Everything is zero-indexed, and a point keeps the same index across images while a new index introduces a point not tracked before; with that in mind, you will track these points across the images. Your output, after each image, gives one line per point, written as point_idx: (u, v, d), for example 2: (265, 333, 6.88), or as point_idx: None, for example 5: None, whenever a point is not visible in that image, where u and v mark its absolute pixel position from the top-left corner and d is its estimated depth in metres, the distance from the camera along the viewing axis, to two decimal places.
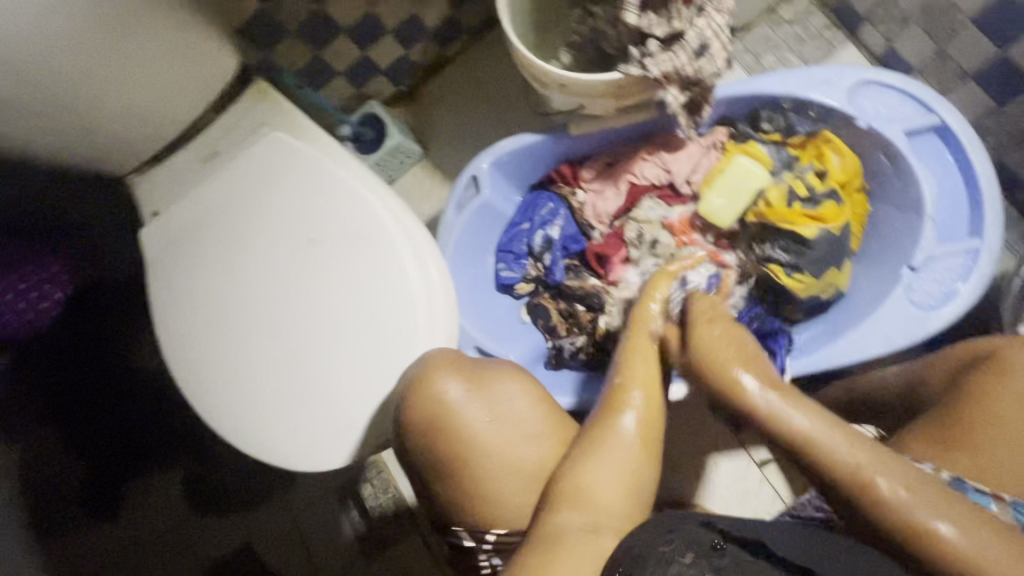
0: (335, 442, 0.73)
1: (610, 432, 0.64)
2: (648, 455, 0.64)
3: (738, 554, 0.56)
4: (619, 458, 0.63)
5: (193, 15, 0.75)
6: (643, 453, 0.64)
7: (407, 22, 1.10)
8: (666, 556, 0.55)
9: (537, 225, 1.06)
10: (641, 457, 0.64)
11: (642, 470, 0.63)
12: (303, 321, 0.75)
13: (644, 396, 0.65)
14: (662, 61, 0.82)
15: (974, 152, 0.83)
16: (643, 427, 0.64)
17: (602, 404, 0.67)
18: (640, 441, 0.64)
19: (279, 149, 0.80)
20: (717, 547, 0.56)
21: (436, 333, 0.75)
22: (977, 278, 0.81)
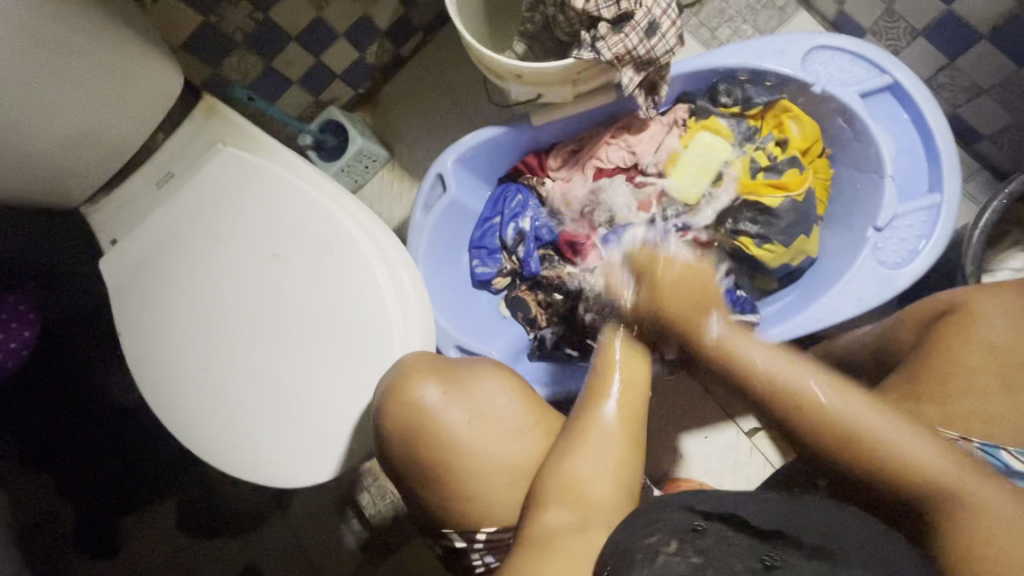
0: (315, 454, 0.73)
1: (595, 423, 0.61)
2: (631, 444, 0.61)
3: (719, 532, 0.51)
4: (606, 448, 0.60)
5: (134, 37, 0.75)
6: (629, 440, 0.61)
7: (358, 24, 1.13)
8: (652, 548, 0.50)
9: (507, 218, 1.05)
10: (629, 443, 0.61)
11: (630, 456, 0.61)
12: (273, 336, 0.76)
13: (625, 380, 0.62)
14: (614, 43, 0.79)
15: (928, 108, 0.83)
16: (628, 413, 0.62)
17: (586, 393, 0.63)
18: (625, 427, 0.61)
19: (233, 166, 0.80)
20: (696, 529, 0.51)
21: (409, 337, 0.73)
22: (940, 233, 0.80)
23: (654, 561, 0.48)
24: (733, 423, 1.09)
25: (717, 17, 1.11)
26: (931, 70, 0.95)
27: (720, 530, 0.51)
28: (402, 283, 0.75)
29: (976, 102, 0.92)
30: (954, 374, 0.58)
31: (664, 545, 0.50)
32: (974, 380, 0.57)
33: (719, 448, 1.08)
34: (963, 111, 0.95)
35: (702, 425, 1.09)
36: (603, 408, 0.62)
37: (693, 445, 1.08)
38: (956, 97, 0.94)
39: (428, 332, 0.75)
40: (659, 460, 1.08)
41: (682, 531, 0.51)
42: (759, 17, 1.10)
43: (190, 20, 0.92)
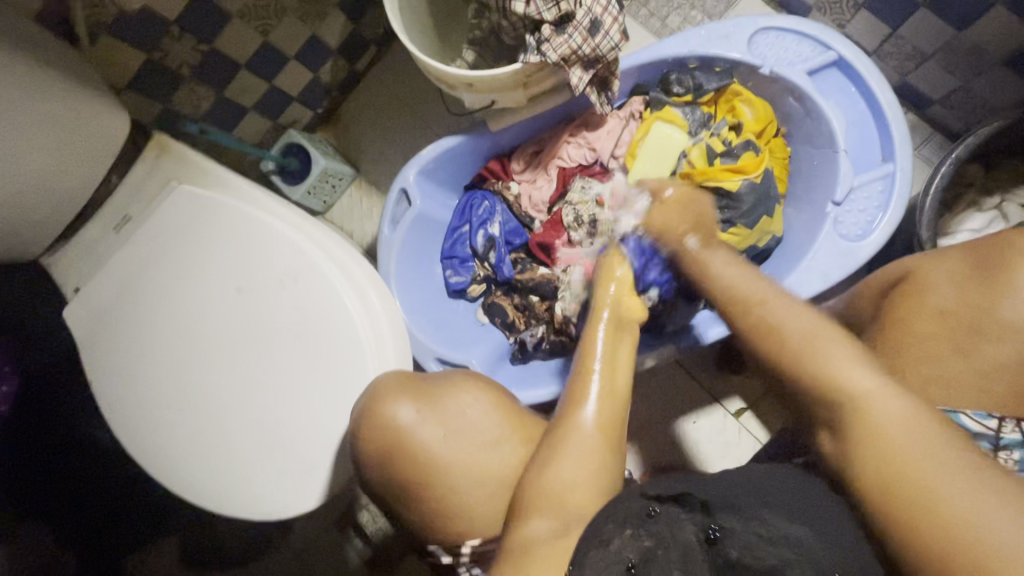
0: (301, 483, 0.73)
1: (574, 432, 0.59)
2: (610, 445, 0.59)
3: (671, 515, 0.51)
4: (586, 455, 0.58)
5: (71, 85, 0.73)
6: (609, 446, 0.59)
7: (308, 44, 1.12)
8: (605, 535, 0.51)
9: (476, 226, 1.05)
10: (608, 451, 0.59)
11: (612, 463, 0.59)
12: (250, 370, 0.75)
13: (605, 383, 0.60)
14: (558, 44, 0.79)
15: (874, 79, 0.84)
16: (607, 417, 0.60)
17: (566, 400, 0.61)
18: (605, 436, 0.59)
19: (189, 202, 0.79)
20: (651, 514, 0.52)
21: (384, 356, 0.73)
22: (897, 202, 0.82)
23: (607, 545, 0.50)
24: (719, 405, 1.10)
25: (667, 7, 1.12)
26: (877, 41, 0.96)
27: (675, 513, 0.52)
28: (372, 306, 0.74)
29: (923, 68, 0.93)
30: (910, 341, 0.59)
31: (619, 529, 0.51)
32: (928, 345, 0.58)
33: (708, 431, 1.09)
34: (911, 78, 0.97)
35: (688, 410, 1.10)
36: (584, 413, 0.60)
37: (681, 432, 1.09)
38: (903, 65, 0.96)
39: (402, 350, 0.75)
40: (646, 448, 1.09)
41: (637, 515, 0.52)
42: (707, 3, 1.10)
43: (134, 59, 0.91)
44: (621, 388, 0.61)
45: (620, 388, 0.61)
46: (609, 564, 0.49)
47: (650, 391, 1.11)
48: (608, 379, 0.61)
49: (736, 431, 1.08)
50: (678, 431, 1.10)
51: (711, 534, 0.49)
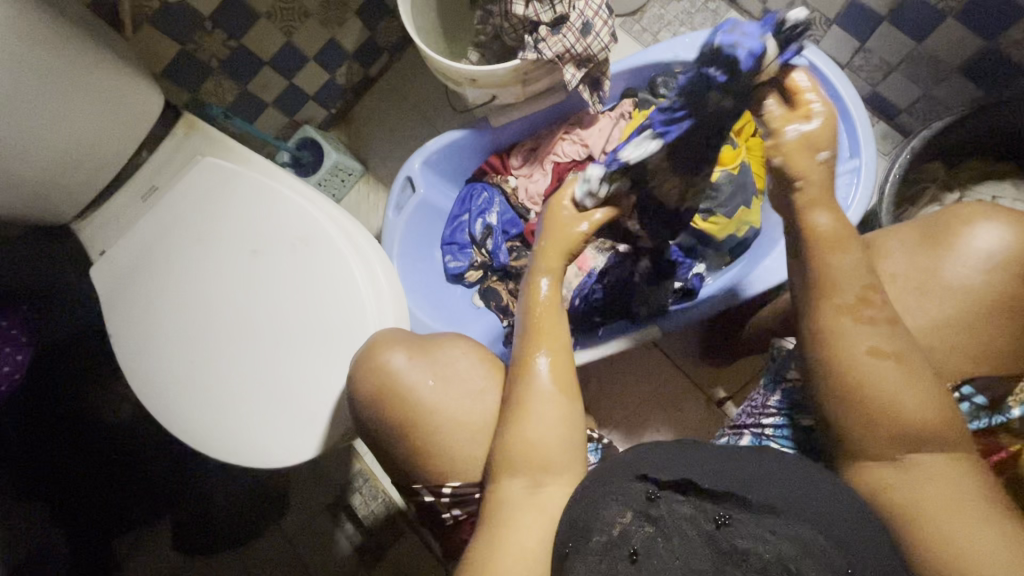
0: (300, 433, 0.78)
1: (530, 380, 0.64)
2: (568, 396, 0.64)
3: (672, 500, 0.56)
4: (548, 409, 0.63)
5: (116, 65, 0.82)
6: (566, 399, 0.64)
7: (327, 46, 1.21)
8: (608, 519, 0.55)
9: (475, 214, 1.12)
10: (567, 411, 0.64)
11: (569, 418, 0.64)
12: (255, 327, 0.81)
13: (554, 336, 0.66)
14: (554, 43, 0.88)
15: (841, 83, 0.92)
16: (560, 366, 0.65)
17: (520, 349, 0.67)
18: (560, 388, 0.64)
19: (211, 172, 0.86)
20: (653, 498, 0.56)
21: (384, 315, 0.79)
22: (864, 192, 0.88)
23: (611, 531, 0.55)
24: (703, 394, 1.13)
25: (657, 23, 1.22)
26: (848, 54, 1.04)
27: (673, 497, 0.56)
28: (372, 268, 0.81)
29: (889, 79, 1.02)
30: None
31: (619, 514, 0.55)
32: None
33: (693, 418, 1.12)
34: (881, 89, 1.05)
35: (674, 399, 1.13)
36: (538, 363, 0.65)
37: (668, 420, 1.12)
38: (872, 76, 1.04)
39: (401, 311, 0.81)
40: (630, 433, 1.13)
41: (638, 500, 0.56)
42: (694, 20, 1.20)
43: (170, 49, 1.00)
44: (566, 344, 0.67)
45: (566, 341, 0.67)
46: (611, 554, 0.54)
47: (638, 378, 1.15)
48: (557, 333, 0.67)
49: (719, 419, 1.11)
50: (662, 417, 1.13)
51: (721, 522, 0.54)
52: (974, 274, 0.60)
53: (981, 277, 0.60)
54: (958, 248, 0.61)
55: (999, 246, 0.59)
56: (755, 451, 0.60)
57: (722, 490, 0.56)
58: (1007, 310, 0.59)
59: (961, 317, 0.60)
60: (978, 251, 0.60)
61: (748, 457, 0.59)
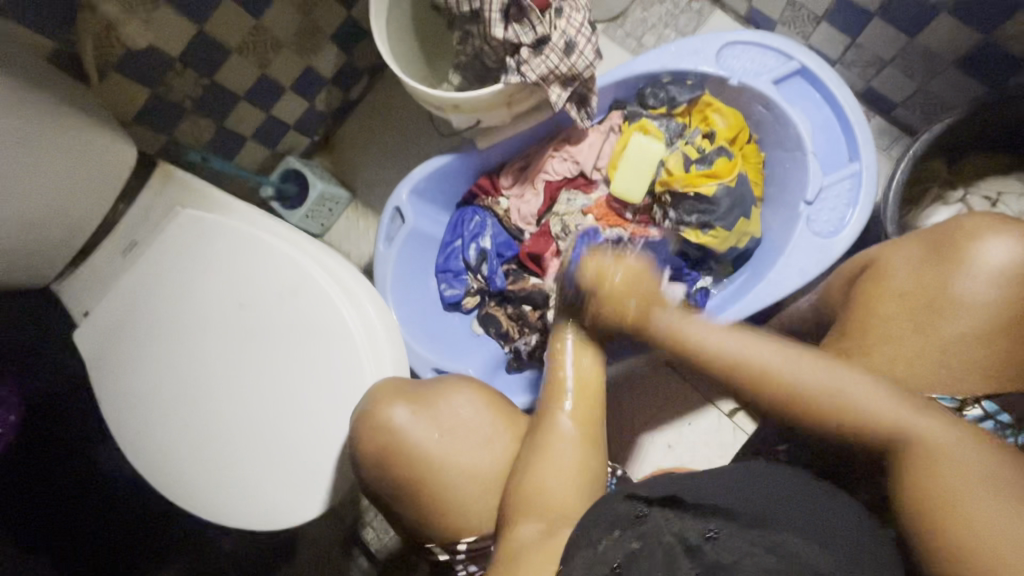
0: (305, 490, 0.76)
1: (552, 432, 0.63)
2: (590, 446, 0.63)
3: (660, 518, 0.54)
4: (568, 453, 0.62)
5: (86, 122, 0.79)
6: (588, 448, 0.62)
7: (304, 74, 1.18)
8: (593, 537, 0.54)
9: (468, 240, 1.10)
10: (589, 449, 0.63)
11: (590, 464, 0.62)
12: (249, 383, 0.79)
13: (580, 380, 0.65)
14: (537, 64, 0.85)
15: (835, 85, 0.89)
16: (582, 421, 0.64)
17: (545, 403, 0.66)
18: (583, 437, 0.63)
19: (190, 225, 0.83)
20: (640, 515, 0.54)
21: (383, 364, 0.76)
22: (863, 201, 0.85)
23: (596, 546, 0.53)
24: (712, 405, 1.11)
25: (641, 27, 1.18)
26: (839, 50, 1.01)
27: (660, 513, 0.54)
28: (366, 315, 0.78)
29: (884, 73, 0.99)
30: (878, 332, 0.61)
31: (605, 533, 0.53)
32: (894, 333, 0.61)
33: (703, 431, 1.10)
34: (874, 83, 1.02)
35: (684, 413, 1.11)
36: (560, 421, 0.63)
37: (677, 433, 1.11)
38: (866, 71, 1.01)
39: (400, 356, 0.78)
40: (642, 452, 1.11)
41: (625, 519, 0.54)
42: (678, 21, 1.17)
43: (139, 95, 0.96)
44: (597, 390, 0.65)
45: (597, 389, 0.65)
46: (595, 565, 0.51)
47: (646, 393, 1.13)
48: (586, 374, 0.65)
49: (732, 431, 1.09)
50: (674, 434, 1.11)
51: (709, 536, 0.51)
52: (989, 290, 0.57)
53: (999, 297, 0.56)
54: (971, 265, 0.58)
55: (1014, 262, 0.56)
56: (777, 477, 0.58)
57: (721, 508, 0.54)
58: None
59: (976, 336, 0.57)
60: (992, 267, 0.57)
61: (762, 482, 0.58)
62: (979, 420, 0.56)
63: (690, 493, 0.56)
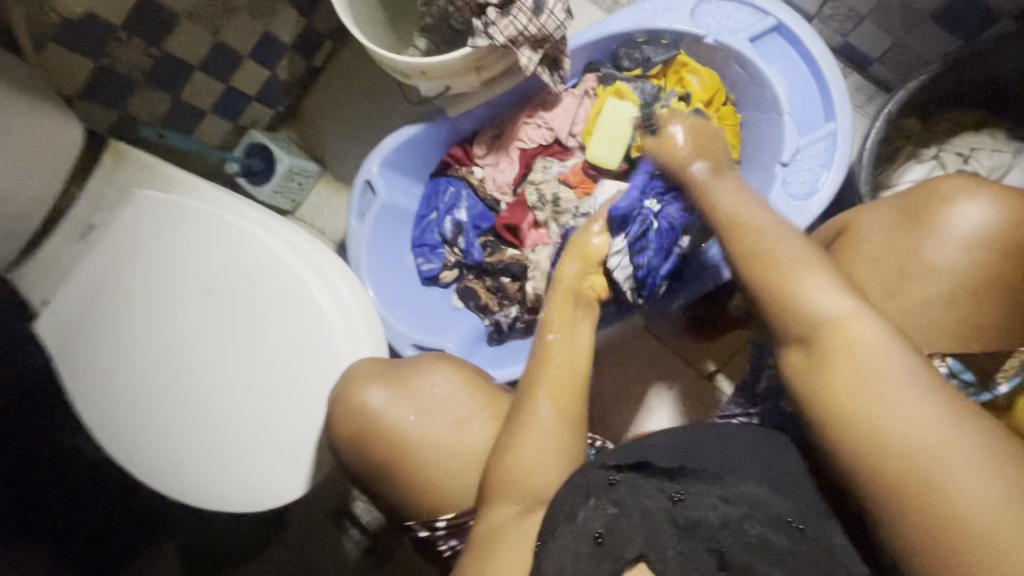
0: (284, 472, 0.75)
1: (533, 411, 0.62)
2: (572, 423, 0.62)
3: (632, 481, 0.56)
4: (547, 431, 0.61)
5: (26, 102, 0.74)
6: (568, 426, 0.62)
7: (262, 40, 1.12)
8: (573, 508, 0.54)
9: (443, 212, 1.08)
10: (571, 429, 0.62)
11: (571, 442, 0.62)
12: (223, 369, 0.77)
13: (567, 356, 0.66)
14: (505, 26, 0.81)
15: (812, 42, 0.87)
16: (567, 404, 0.62)
17: (526, 383, 0.66)
18: (564, 415, 0.62)
19: (148, 207, 0.80)
20: (612, 483, 0.56)
21: (358, 345, 0.75)
22: (839, 162, 0.84)
23: (575, 518, 0.53)
24: (691, 368, 1.13)
25: None
26: (816, 5, 0.99)
27: (633, 478, 0.56)
28: (341, 297, 0.76)
29: (860, 29, 0.97)
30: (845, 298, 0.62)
31: (582, 502, 0.54)
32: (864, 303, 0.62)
33: (683, 394, 1.12)
34: (852, 39, 1.00)
35: (663, 378, 1.13)
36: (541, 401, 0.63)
37: (657, 397, 1.12)
38: (843, 26, 0.99)
39: (376, 337, 0.77)
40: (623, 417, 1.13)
41: (598, 484, 0.55)
42: None
43: (85, 68, 0.90)
44: (584, 366, 0.66)
45: (582, 368, 0.65)
46: (575, 536, 0.52)
47: (626, 360, 1.14)
48: (572, 354, 0.66)
49: (711, 394, 1.11)
50: (654, 398, 1.13)
51: (675, 498, 0.54)
52: (956, 251, 0.57)
53: (966, 258, 0.57)
54: (940, 228, 0.58)
55: (981, 222, 0.56)
56: (761, 446, 0.58)
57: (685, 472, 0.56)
58: (1000, 288, 0.56)
59: (943, 298, 0.57)
60: (960, 230, 0.57)
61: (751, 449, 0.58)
62: (948, 379, 0.56)
63: (655, 458, 0.59)
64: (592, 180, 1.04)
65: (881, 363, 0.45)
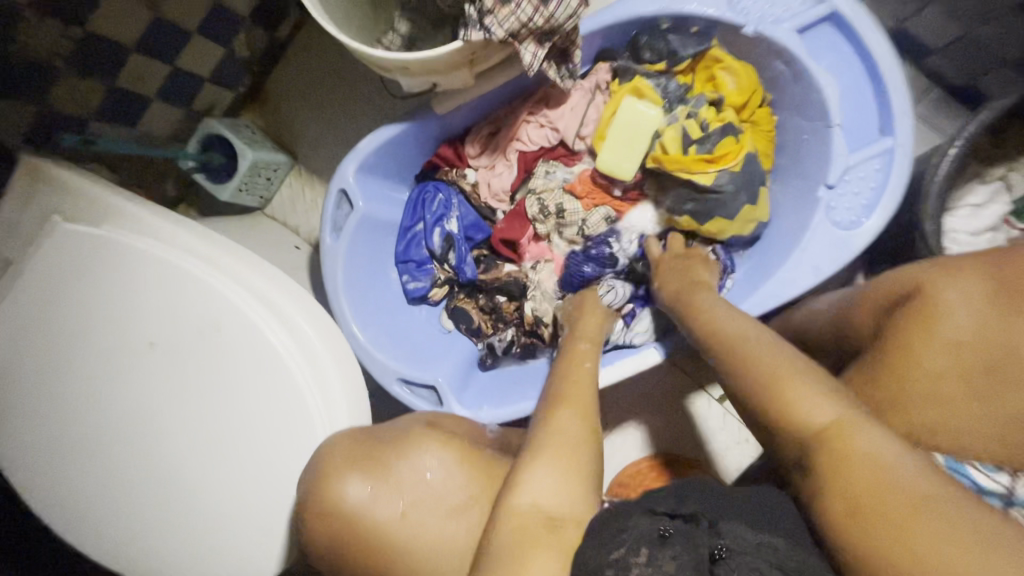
0: (251, 554, 0.65)
1: (551, 423, 0.60)
2: (589, 436, 0.59)
3: (684, 537, 0.48)
4: (559, 446, 0.57)
5: None
6: (587, 438, 0.59)
7: (213, 12, 0.94)
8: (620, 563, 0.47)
9: (432, 223, 0.95)
10: (588, 440, 0.59)
11: (591, 456, 0.58)
12: (174, 443, 0.65)
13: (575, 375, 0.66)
14: (505, 17, 0.65)
15: (873, 37, 0.72)
16: (585, 415, 0.61)
17: (541, 407, 0.63)
18: (585, 423, 0.60)
19: (76, 244, 0.65)
20: (664, 536, 0.48)
21: (335, 413, 0.64)
22: (895, 185, 0.72)
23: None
24: (702, 390, 1.04)
25: None
26: None
27: (687, 529, 0.49)
28: (316, 358, 0.65)
29: (922, 14, 0.82)
30: (920, 381, 0.54)
31: (632, 555, 0.47)
32: (940, 388, 0.53)
33: (693, 418, 1.04)
34: (909, 25, 0.85)
35: (672, 400, 1.05)
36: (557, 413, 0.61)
37: (665, 422, 1.04)
38: (901, 10, 0.84)
39: (356, 403, 0.65)
40: (627, 442, 1.05)
41: (650, 535, 0.48)
42: None
43: None
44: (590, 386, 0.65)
45: (591, 396, 0.64)
46: None
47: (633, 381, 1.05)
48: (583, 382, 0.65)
49: (720, 417, 1.04)
50: (661, 422, 1.05)
51: (719, 555, 0.46)
52: None
53: None
54: None
55: None
56: (783, 508, 0.52)
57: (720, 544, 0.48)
58: None
59: None
60: None
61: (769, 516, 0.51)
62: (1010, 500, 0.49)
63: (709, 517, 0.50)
64: (600, 190, 0.91)
65: (896, 469, 0.45)
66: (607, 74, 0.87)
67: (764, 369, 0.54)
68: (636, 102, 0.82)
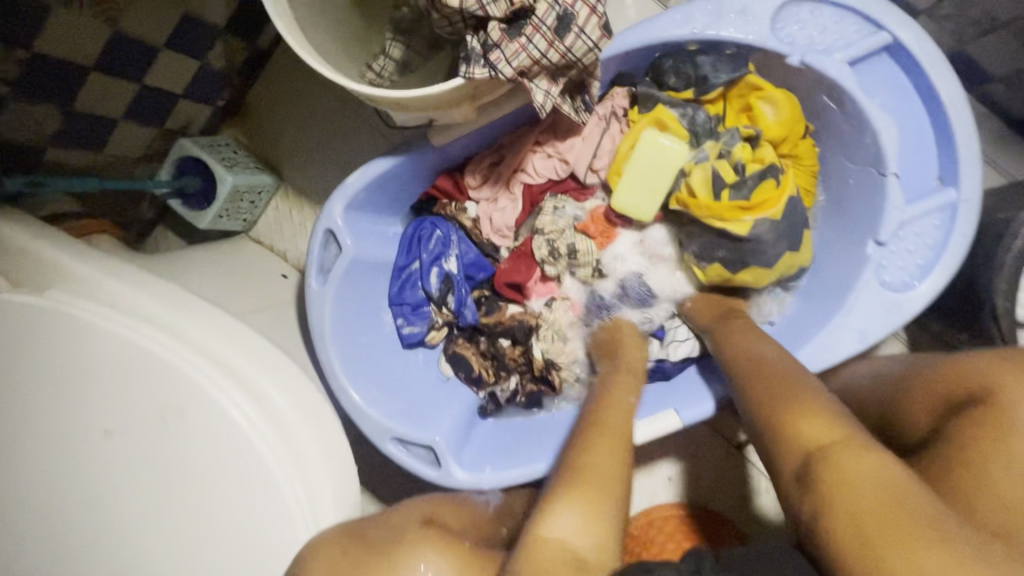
0: None
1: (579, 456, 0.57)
2: (617, 467, 0.56)
3: None
4: (588, 478, 0.54)
5: None
6: (616, 469, 0.55)
7: (185, 23, 0.83)
8: None
9: (428, 262, 0.86)
10: (617, 473, 0.55)
11: (620, 495, 0.54)
12: (126, 552, 0.55)
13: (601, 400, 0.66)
14: (515, 53, 0.56)
15: (939, 74, 0.62)
16: (612, 445, 0.58)
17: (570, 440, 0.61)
18: (613, 451, 0.57)
19: (15, 317, 0.56)
20: None
21: (318, 511, 0.55)
22: (958, 243, 0.63)
23: None
24: (723, 439, 0.97)
25: None
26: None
27: None
28: (295, 444, 0.57)
29: (989, 38, 0.72)
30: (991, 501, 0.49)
31: None
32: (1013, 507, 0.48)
33: (713, 468, 0.96)
34: (971, 48, 0.75)
35: (690, 449, 0.97)
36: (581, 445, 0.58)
37: (683, 472, 0.97)
38: (963, 31, 0.74)
39: (341, 494, 0.58)
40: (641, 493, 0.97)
41: None
42: None
43: None
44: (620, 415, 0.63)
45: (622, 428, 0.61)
46: None
47: None
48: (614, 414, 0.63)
49: (742, 467, 0.96)
50: (678, 474, 0.97)
51: None
52: None
53: None
54: None
55: None
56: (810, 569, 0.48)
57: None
58: None
59: None
60: None
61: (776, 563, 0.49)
62: None
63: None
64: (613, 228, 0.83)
65: (889, 485, 0.45)
66: (624, 99, 0.77)
67: (773, 389, 0.59)
68: (658, 136, 0.73)
